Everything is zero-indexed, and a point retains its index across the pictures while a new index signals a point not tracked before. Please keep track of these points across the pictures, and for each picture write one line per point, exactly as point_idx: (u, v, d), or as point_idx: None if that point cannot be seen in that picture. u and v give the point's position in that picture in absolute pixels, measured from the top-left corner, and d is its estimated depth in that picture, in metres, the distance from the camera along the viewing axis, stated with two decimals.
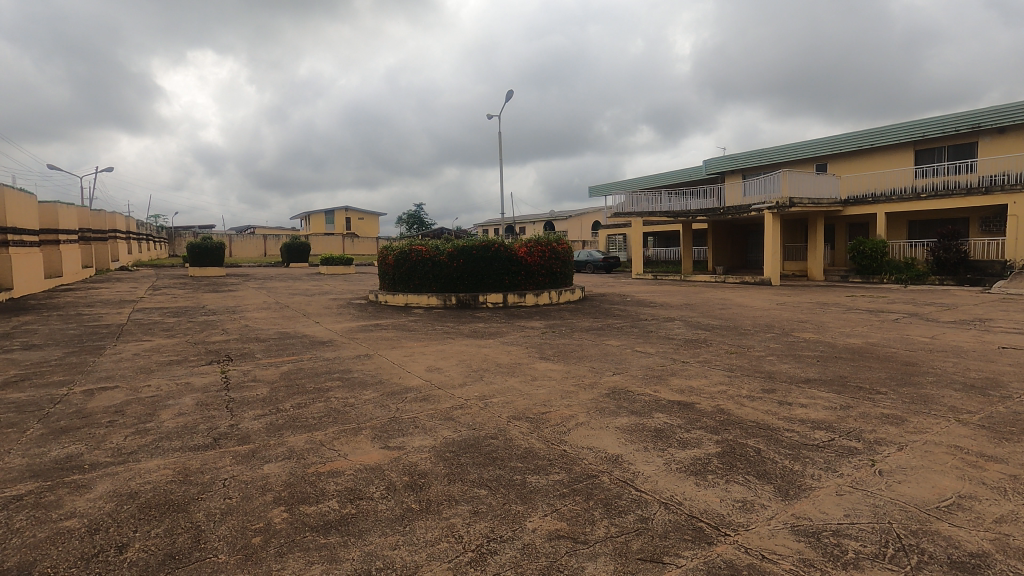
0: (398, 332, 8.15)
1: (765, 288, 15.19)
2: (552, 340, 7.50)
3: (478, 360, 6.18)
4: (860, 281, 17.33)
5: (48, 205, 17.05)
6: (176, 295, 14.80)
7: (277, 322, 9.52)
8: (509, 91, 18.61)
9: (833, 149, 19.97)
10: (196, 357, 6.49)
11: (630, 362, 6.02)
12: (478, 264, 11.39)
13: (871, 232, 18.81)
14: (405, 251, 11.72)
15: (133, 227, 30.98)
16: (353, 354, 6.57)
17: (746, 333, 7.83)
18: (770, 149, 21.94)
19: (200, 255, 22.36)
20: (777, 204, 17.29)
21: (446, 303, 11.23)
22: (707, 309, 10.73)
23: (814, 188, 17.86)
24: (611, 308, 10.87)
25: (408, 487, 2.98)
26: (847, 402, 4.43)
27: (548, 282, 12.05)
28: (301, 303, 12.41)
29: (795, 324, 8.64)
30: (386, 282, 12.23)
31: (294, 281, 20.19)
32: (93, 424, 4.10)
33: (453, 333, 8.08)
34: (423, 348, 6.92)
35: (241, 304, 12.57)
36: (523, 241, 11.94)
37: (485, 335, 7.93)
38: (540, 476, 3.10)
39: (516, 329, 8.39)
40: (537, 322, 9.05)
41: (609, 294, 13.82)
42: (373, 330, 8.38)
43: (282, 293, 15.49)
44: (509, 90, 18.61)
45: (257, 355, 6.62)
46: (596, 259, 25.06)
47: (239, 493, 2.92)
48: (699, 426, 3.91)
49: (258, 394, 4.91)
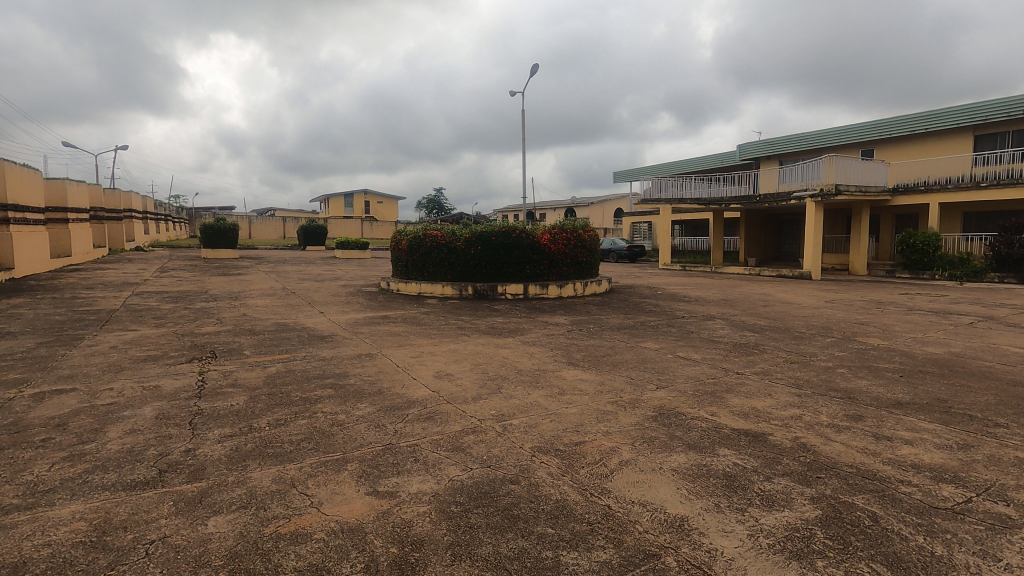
0: (408, 327, 7.33)
1: (806, 283, 14.06)
2: (580, 340, 6.61)
3: (497, 365, 5.32)
4: (908, 276, 16.07)
5: (55, 181, 16.64)
6: (183, 277, 14.21)
7: (280, 311, 8.80)
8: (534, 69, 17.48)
9: (880, 134, 18.58)
10: (176, 352, 5.72)
11: (674, 373, 5.11)
12: (497, 252, 10.47)
13: (921, 223, 17.43)
14: (420, 236, 10.91)
15: (150, 208, 30.73)
16: (355, 353, 5.77)
17: (803, 338, 6.85)
18: (812, 133, 20.53)
19: (214, 237, 21.87)
20: (821, 191, 16.01)
21: (462, 293, 10.45)
22: (749, 306, 9.73)
23: (862, 174, 16.56)
24: (641, 303, 9.93)
25: (395, 567, 2.14)
26: (966, 441, 3.47)
27: (574, 271, 11.13)
28: (310, 290, 11.71)
29: (855, 327, 7.62)
30: (399, 268, 11.47)
31: (308, 266, 19.57)
32: (22, 443, 3.32)
33: (469, 329, 7.24)
34: (433, 347, 6.09)
35: (247, 289, 11.91)
36: (547, 227, 11.01)
37: (504, 332, 7.07)
38: (579, 555, 2.23)
39: (537, 325, 7.52)
40: (561, 317, 8.16)
41: (637, 286, 12.85)
42: (380, 323, 7.59)
43: (292, 278, 14.82)
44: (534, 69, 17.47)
45: (246, 351, 5.84)
46: (621, 247, 24.04)
47: (162, 570, 2.11)
48: (784, 472, 2.99)
49: (232, 404, 4.10)
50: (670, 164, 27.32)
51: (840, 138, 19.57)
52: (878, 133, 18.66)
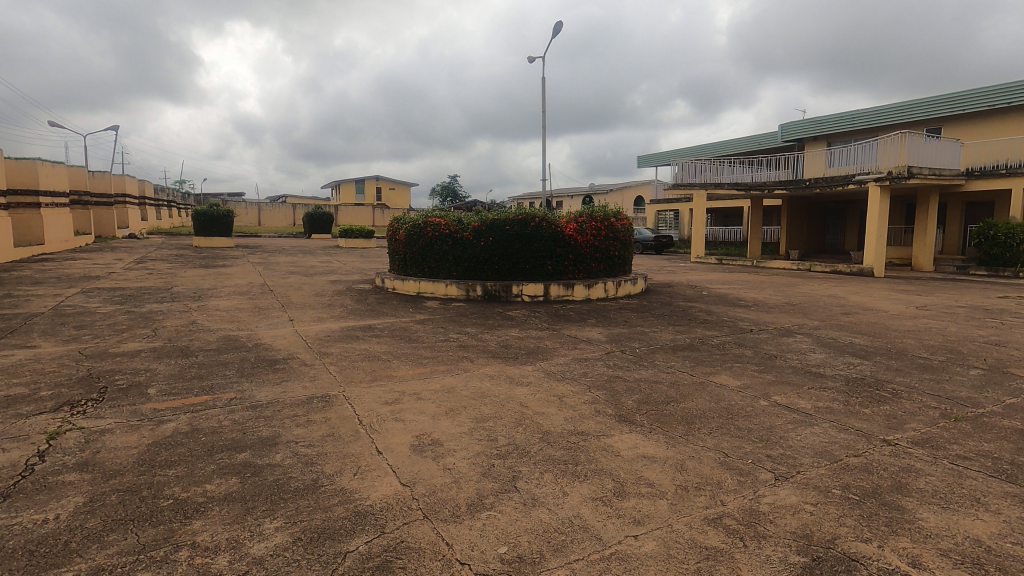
0: (393, 346, 5.50)
1: (873, 281, 12.00)
2: (628, 371, 4.74)
3: (509, 424, 3.46)
4: (986, 273, 13.91)
5: (25, 163, 15.25)
6: (156, 269, 12.57)
7: (240, 317, 7.04)
8: (532, 56, 15.21)
9: (949, 111, 16.28)
10: (48, 391, 3.95)
11: (793, 444, 3.23)
12: (512, 244, 8.66)
13: (997, 213, 15.19)
14: (420, 225, 9.14)
15: (149, 193, 29.34)
16: (303, 396, 3.94)
17: (936, 371, 4.88)
18: (869, 110, 18.21)
19: (207, 224, 20.32)
20: (889, 174, 13.81)
21: (469, 294, 8.58)
22: (825, 314, 7.76)
23: (937, 155, 14.25)
24: (691, 309, 8.02)
25: None
26: None
27: (604, 268, 9.23)
28: (290, 287, 9.96)
29: (993, 351, 5.62)
30: (396, 262, 9.69)
31: (304, 256, 17.88)
32: None
33: (473, 350, 5.38)
34: (420, 385, 4.25)
35: (219, 285, 10.20)
36: (572, 214, 9.17)
37: (519, 357, 5.19)
38: None
39: (564, 345, 5.66)
40: (594, 332, 6.30)
41: (675, 284, 10.92)
42: (358, 340, 5.78)
43: (280, 271, 13.10)
44: (532, 56, 15.21)
45: (150, 389, 4.06)
46: (647, 237, 22.04)
47: None
48: None
49: (41, 523, 2.31)
50: (700, 147, 25.15)
51: (903, 114, 17.25)
52: (949, 109, 16.33)
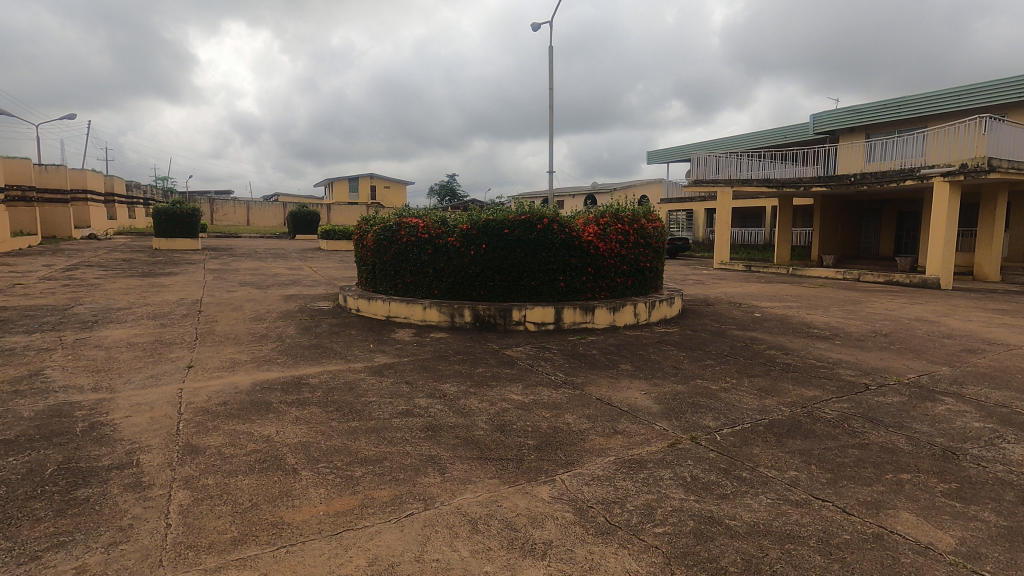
0: (314, 434, 3.29)
1: (952, 297, 9.83)
2: (728, 505, 2.56)
3: None
4: None
5: None
6: (80, 279, 10.35)
7: (118, 362, 4.83)
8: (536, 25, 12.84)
9: (1017, 97, 14.00)
10: None
11: None
12: (513, 252, 6.53)
13: None
14: (392, 228, 6.98)
15: (119, 189, 27.12)
16: None
17: None
18: (915, 97, 16.02)
19: (168, 223, 18.08)
20: (963, 167, 11.57)
21: (456, 322, 6.38)
22: (947, 354, 5.58)
23: (1014, 148, 12.08)
24: (755, 343, 5.85)
25: None
26: None
27: (631, 285, 7.09)
28: (227, 307, 7.74)
29: None
30: (364, 277, 7.51)
31: (274, 261, 15.67)
32: None
33: (446, 443, 3.18)
34: (323, 564, 2.06)
35: (139, 302, 7.99)
36: (590, 214, 7.05)
37: (526, 458, 3.00)
38: None
39: (595, 427, 3.46)
40: (638, 394, 4.12)
41: (716, 302, 8.76)
42: (265, 416, 3.57)
43: (232, 281, 10.87)
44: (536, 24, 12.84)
45: None
46: None
47: None
48: None
49: None
50: (719, 142, 22.94)
51: (958, 101, 15.06)
52: (1012, 94, 14.16)
